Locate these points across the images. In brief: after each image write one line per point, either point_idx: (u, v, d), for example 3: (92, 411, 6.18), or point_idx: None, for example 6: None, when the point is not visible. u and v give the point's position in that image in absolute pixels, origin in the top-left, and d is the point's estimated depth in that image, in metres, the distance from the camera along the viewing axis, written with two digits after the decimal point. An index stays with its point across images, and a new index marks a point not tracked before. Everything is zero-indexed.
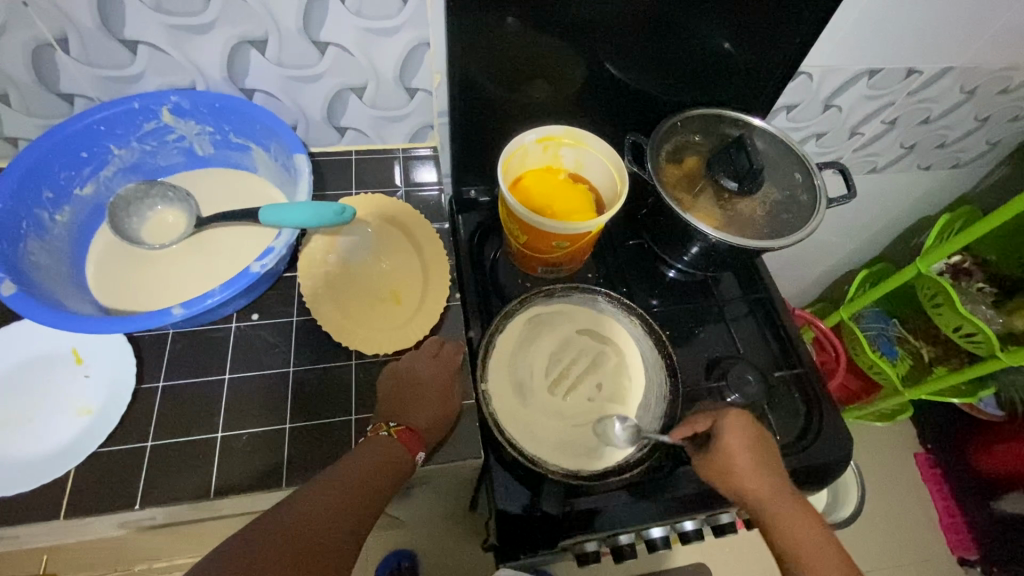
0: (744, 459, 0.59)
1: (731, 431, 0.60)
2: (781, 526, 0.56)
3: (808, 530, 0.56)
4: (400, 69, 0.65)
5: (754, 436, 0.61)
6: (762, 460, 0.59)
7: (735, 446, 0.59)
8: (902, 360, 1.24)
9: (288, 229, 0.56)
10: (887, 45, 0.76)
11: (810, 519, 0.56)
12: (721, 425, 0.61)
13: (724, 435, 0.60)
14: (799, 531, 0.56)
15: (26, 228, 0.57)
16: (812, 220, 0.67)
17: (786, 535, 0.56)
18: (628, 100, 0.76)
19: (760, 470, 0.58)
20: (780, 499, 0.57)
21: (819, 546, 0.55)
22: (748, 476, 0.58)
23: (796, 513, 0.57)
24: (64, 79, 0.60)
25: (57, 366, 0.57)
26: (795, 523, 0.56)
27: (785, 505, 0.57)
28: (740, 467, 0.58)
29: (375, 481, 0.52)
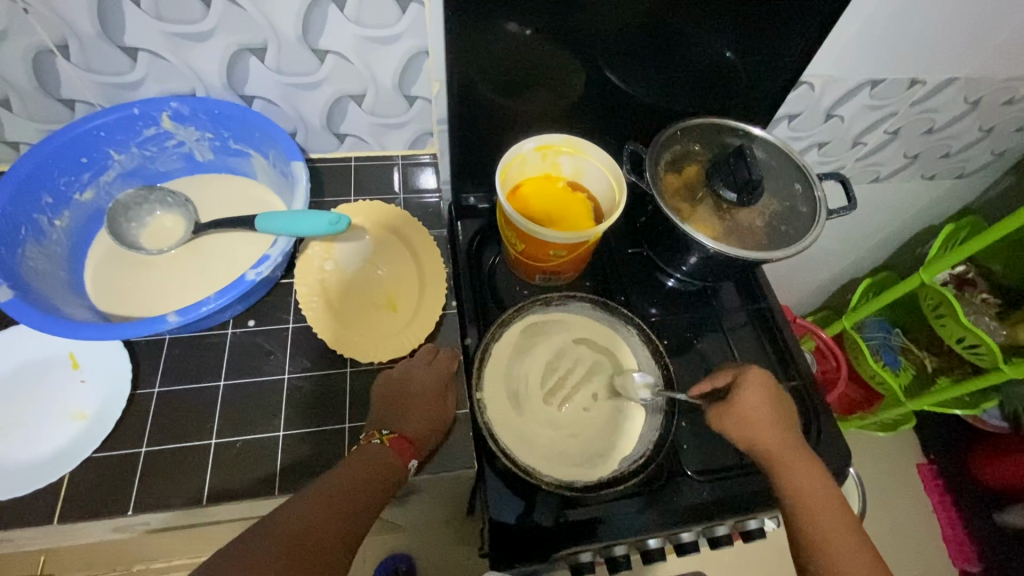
0: (762, 412, 0.62)
1: (751, 384, 0.63)
2: (792, 477, 0.59)
3: (816, 483, 0.59)
4: (399, 77, 0.65)
5: (771, 394, 0.64)
6: (779, 416, 0.62)
7: (755, 400, 0.62)
8: (904, 370, 1.23)
9: (284, 237, 0.56)
10: (889, 55, 0.75)
11: (819, 473, 0.60)
12: (741, 380, 0.64)
13: (744, 390, 0.63)
14: (809, 483, 0.59)
15: (24, 233, 0.58)
16: (812, 232, 0.67)
17: (796, 487, 0.59)
18: (628, 109, 0.76)
19: (772, 424, 0.62)
20: (792, 454, 0.60)
21: (822, 493, 0.59)
22: (765, 428, 0.61)
23: (807, 466, 0.60)
24: (64, 85, 0.60)
25: (54, 371, 0.57)
26: (803, 476, 0.59)
27: (795, 457, 0.61)
28: (757, 420, 0.62)
29: (367, 491, 0.51)
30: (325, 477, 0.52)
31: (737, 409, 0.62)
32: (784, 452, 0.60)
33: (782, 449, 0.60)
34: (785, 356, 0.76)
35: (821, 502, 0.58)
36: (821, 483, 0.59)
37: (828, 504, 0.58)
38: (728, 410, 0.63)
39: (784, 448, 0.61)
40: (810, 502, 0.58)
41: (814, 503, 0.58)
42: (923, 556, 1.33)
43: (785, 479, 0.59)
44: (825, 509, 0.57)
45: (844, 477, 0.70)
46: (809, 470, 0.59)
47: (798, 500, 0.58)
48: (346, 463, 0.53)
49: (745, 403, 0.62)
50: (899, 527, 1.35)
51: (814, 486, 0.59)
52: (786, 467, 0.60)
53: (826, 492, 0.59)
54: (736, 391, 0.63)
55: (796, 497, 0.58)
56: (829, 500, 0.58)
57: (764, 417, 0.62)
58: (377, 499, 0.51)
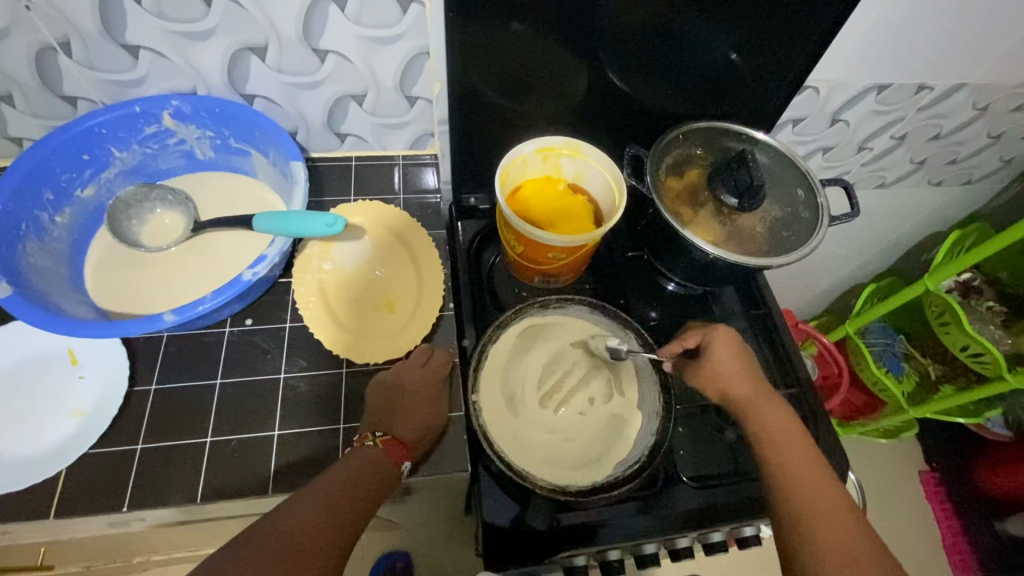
0: (733, 362, 0.64)
1: (722, 339, 0.65)
2: (760, 416, 0.61)
3: (783, 421, 0.61)
4: (400, 77, 0.65)
5: (740, 349, 0.66)
6: (750, 365, 0.65)
7: (724, 353, 0.65)
8: (907, 377, 1.22)
9: (281, 237, 0.57)
10: (896, 60, 0.75)
11: (787, 413, 0.62)
12: (711, 334, 0.66)
13: (716, 343, 0.65)
14: (776, 421, 0.60)
15: (25, 229, 0.58)
16: (813, 238, 0.66)
17: (764, 425, 0.60)
18: (630, 111, 0.75)
19: (742, 373, 0.64)
20: (763, 399, 0.62)
21: (790, 433, 0.60)
22: (735, 378, 0.63)
23: (776, 408, 0.62)
24: (67, 82, 0.61)
25: (53, 367, 0.58)
26: (772, 417, 0.61)
27: (765, 401, 0.62)
28: (726, 371, 0.63)
29: (359, 491, 0.51)
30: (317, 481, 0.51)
31: (708, 362, 0.65)
32: (754, 394, 0.62)
33: (752, 391, 0.62)
34: (785, 363, 0.76)
35: (788, 438, 0.59)
36: (788, 420, 0.61)
37: (795, 440, 0.59)
38: (702, 364, 0.65)
39: (754, 392, 0.63)
40: (777, 440, 0.59)
41: (780, 437, 0.59)
42: (923, 564, 1.32)
43: (754, 418, 0.61)
44: (791, 442, 0.59)
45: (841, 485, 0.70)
46: (778, 409, 0.61)
47: (766, 436, 0.59)
48: (339, 466, 0.53)
49: (717, 354, 0.65)
50: (899, 534, 1.34)
51: (781, 423, 0.60)
52: (756, 407, 0.62)
53: (792, 430, 0.60)
54: (709, 345, 0.66)
55: (764, 433, 0.60)
56: (795, 435, 0.59)
57: (732, 366, 0.64)
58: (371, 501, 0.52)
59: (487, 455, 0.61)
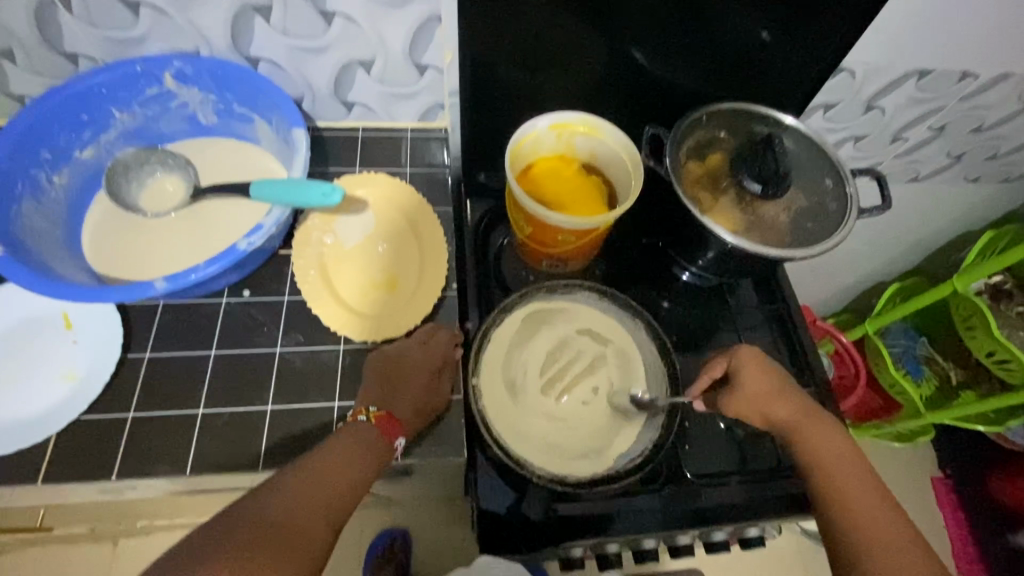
0: (768, 383, 0.61)
1: (750, 362, 0.62)
2: (807, 438, 0.58)
3: (834, 443, 0.57)
4: (410, 44, 0.62)
5: (771, 370, 0.62)
6: (788, 385, 0.61)
7: (756, 377, 0.61)
8: (927, 380, 1.17)
9: (279, 207, 0.54)
10: (940, 44, 0.70)
11: (837, 434, 0.58)
12: (741, 356, 0.63)
13: (746, 365, 0.62)
14: (824, 442, 0.57)
15: (21, 188, 0.57)
16: (839, 231, 0.63)
17: (814, 448, 0.57)
18: (651, 89, 0.71)
19: (780, 395, 0.60)
20: (809, 421, 0.59)
21: (843, 453, 0.56)
22: (773, 402, 0.60)
23: (825, 429, 0.58)
24: (67, 39, 0.59)
25: (47, 330, 0.57)
26: (823, 439, 0.57)
27: (813, 423, 0.59)
28: (763, 396, 0.60)
29: (348, 470, 0.50)
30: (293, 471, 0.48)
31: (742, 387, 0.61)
32: (800, 418, 0.59)
33: (795, 414, 0.59)
34: (800, 362, 0.73)
35: (841, 461, 0.56)
36: (839, 442, 0.57)
37: (847, 462, 0.56)
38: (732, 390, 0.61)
39: (796, 414, 0.59)
40: (828, 464, 0.56)
41: (831, 461, 0.56)
42: None
43: (802, 442, 0.58)
44: (845, 468, 0.55)
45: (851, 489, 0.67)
46: (827, 431, 0.58)
47: (817, 463, 0.56)
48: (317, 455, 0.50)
49: (751, 377, 0.61)
50: None
51: (831, 445, 0.57)
52: (802, 431, 0.58)
53: (844, 451, 0.57)
54: (739, 369, 0.62)
55: (816, 459, 0.56)
56: (848, 458, 0.56)
57: (768, 389, 0.60)
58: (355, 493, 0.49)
59: (485, 440, 0.59)
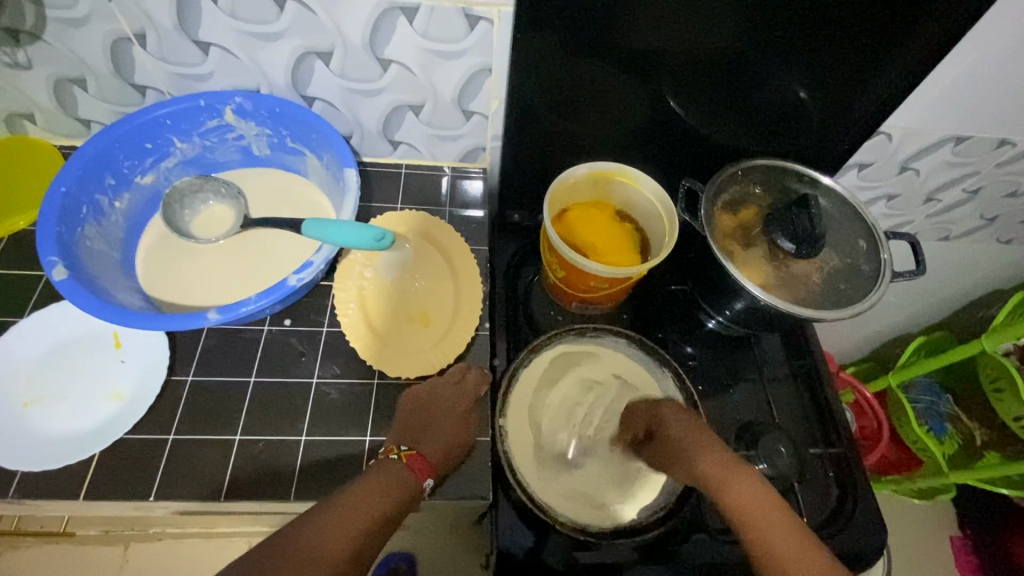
0: (696, 436, 0.57)
1: (673, 416, 0.60)
2: (731, 493, 0.52)
3: (759, 494, 0.52)
4: (459, 90, 0.64)
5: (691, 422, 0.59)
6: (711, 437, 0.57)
7: (678, 427, 0.59)
8: (949, 438, 1.15)
9: (328, 246, 0.57)
10: (979, 113, 0.70)
11: (759, 484, 0.53)
12: (660, 412, 0.61)
13: (669, 419, 0.60)
14: (750, 494, 0.52)
15: (85, 212, 0.60)
16: (872, 294, 0.63)
17: (739, 502, 0.51)
18: (689, 142, 0.73)
19: (704, 444, 0.56)
20: (732, 470, 0.54)
21: (767, 506, 0.51)
22: (697, 451, 0.56)
23: (748, 483, 0.53)
24: (139, 72, 0.62)
25: (99, 349, 0.60)
26: (746, 491, 0.52)
27: (735, 473, 0.54)
28: (688, 445, 0.57)
29: (383, 499, 0.50)
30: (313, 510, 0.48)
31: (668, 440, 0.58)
32: (719, 469, 0.54)
33: (717, 465, 0.54)
34: (826, 419, 0.73)
35: (767, 513, 0.50)
36: (762, 493, 0.52)
37: (776, 516, 0.50)
38: (662, 443, 0.59)
39: (718, 464, 0.55)
40: (753, 518, 0.50)
41: (760, 517, 0.50)
42: None
43: (727, 496, 0.52)
44: (776, 522, 0.50)
45: (875, 558, 0.66)
46: (751, 484, 0.52)
47: (745, 520, 0.50)
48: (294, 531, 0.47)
49: (676, 431, 0.58)
50: None
51: (753, 498, 0.51)
52: (725, 485, 0.53)
53: (767, 502, 0.51)
54: (660, 424, 0.60)
55: (742, 514, 0.51)
56: (775, 511, 0.51)
57: (692, 437, 0.57)
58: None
59: (509, 481, 0.60)
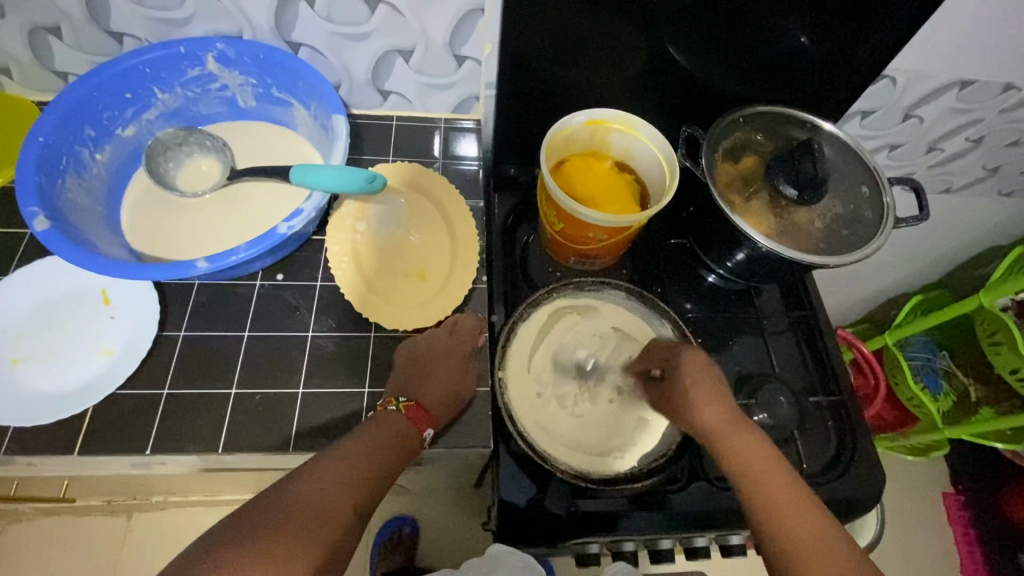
0: (705, 385, 0.56)
1: (691, 364, 0.58)
2: (730, 444, 0.53)
3: (758, 449, 0.52)
4: (451, 34, 0.62)
5: (710, 370, 0.58)
6: (723, 389, 0.57)
7: (692, 374, 0.57)
8: (945, 395, 1.16)
9: (318, 193, 0.55)
10: (986, 55, 0.69)
11: (758, 438, 0.54)
12: (678, 355, 0.59)
13: (683, 361, 0.59)
14: (751, 447, 0.52)
15: (65, 164, 0.58)
16: (874, 240, 0.62)
17: (739, 453, 0.52)
18: (689, 89, 0.71)
19: (714, 397, 0.56)
20: (734, 425, 0.54)
21: (766, 460, 0.52)
22: (704, 402, 0.55)
23: (746, 436, 0.54)
24: (114, 17, 0.59)
25: (86, 305, 0.58)
26: (746, 445, 0.53)
27: (738, 427, 0.54)
28: (697, 395, 0.56)
29: (380, 457, 0.50)
30: (302, 475, 0.46)
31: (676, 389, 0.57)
32: (722, 423, 0.54)
33: (720, 418, 0.54)
34: (825, 369, 0.73)
35: (765, 466, 0.51)
36: (759, 444, 0.53)
37: (773, 467, 0.51)
38: (670, 387, 0.58)
39: (721, 418, 0.55)
40: (754, 469, 0.51)
41: (758, 467, 0.51)
42: None
43: (727, 447, 0.53)
44: (773, 476, 0.50)
45: (874, 505, 0.66)
46: (752, 438, 0.53)
47: (742, 467, 0.51)
48: (286, 485, 0.45)
49: (688, 377, 0.57)
50: (923, 561, 1.27)
51: (755, 452, 0.52)
52: (724, 438, 0.54)
53: (766, 455, 0.52)
54: (673, 367, 0.59)
55: (740, 463, 0.51)
56: (773, 464, 0.51)
57: (704, 387, 0.56)
58: (350, 529, 0.45)
59: (509, 432, 0.60)
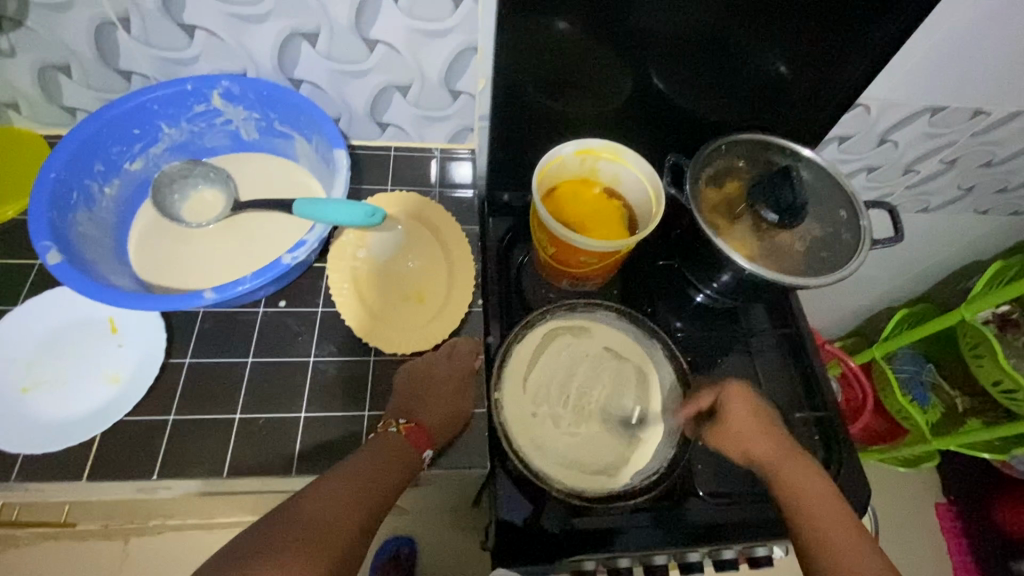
0: (753, 420, 0.61)
1: (737, 399, 0.62)
2: (787, 479, 0.57)
3: (815, 486, 0.56)
4: (446, 70, 0.65)
5: (756, 406, 0.62)
6: (773, 425, 0.62)
7: (740, 411, 0.61)
8: (933, 407, 1.18)
9: (321, 225, 0.58)
10: (954, 84, 0.72)
11: (815, 475, 0.57)
12: (725, 392, 0.63)
13: (731, 398, 0.62)
14: (808, 483, 0.57)
15: (76, 198, 0.60)
16: (853, 261, 0.65)
17: (797, 488, 0.56)
18: (674, 118, 0.74)
19: (763, 432, 0.60)
20: (790, 461, 0.58)
21: (824, 495, 0.56)
22: (756, 438, 0.60)
23: (806, 470, 0.58)
24: (124, 58, 0.62)
25: (94, 334, 0.60)
26: (803, 480, 0.57)
27: (794, 463, 0.58)
28: (747, 431, 0.60)
29: (383, 478, 0.52)
30: (310, 493, 0.48)
31: (726, 425, 0.61)
32: (777, 457, 0.59)
33: (775, 453, 0.59)
34: (811, 384, 0.75)
35: (824, 503, 0.55)
36: (821, 482, 0.57)
37: (829, 504, 0.55)
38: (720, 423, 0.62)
39: (776, 454, 0.59)
40: (811, 503, 0.55)
41: (815, 502, 0.55)
42: None
43: (785, 482, 0.57)
44: (832, 511, 0.54)
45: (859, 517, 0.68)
46: (808, 473, 0.57)
47: (799, 501, 0.55)
48: (297, 501, 0.47)
49: (735, 411, 0.61)
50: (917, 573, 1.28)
51: (812, 488, 0.56)
52: (783, 470, 0.58)
53: (824, 492, 0.56)
54: (723, 403, 0.62)
55: (797, 498, 0.56)
56: (829, 500, 0.55)
57: (751, 424, 0.61)
58: (357, 544, 0.47)
59: (505, 451, 0.62)
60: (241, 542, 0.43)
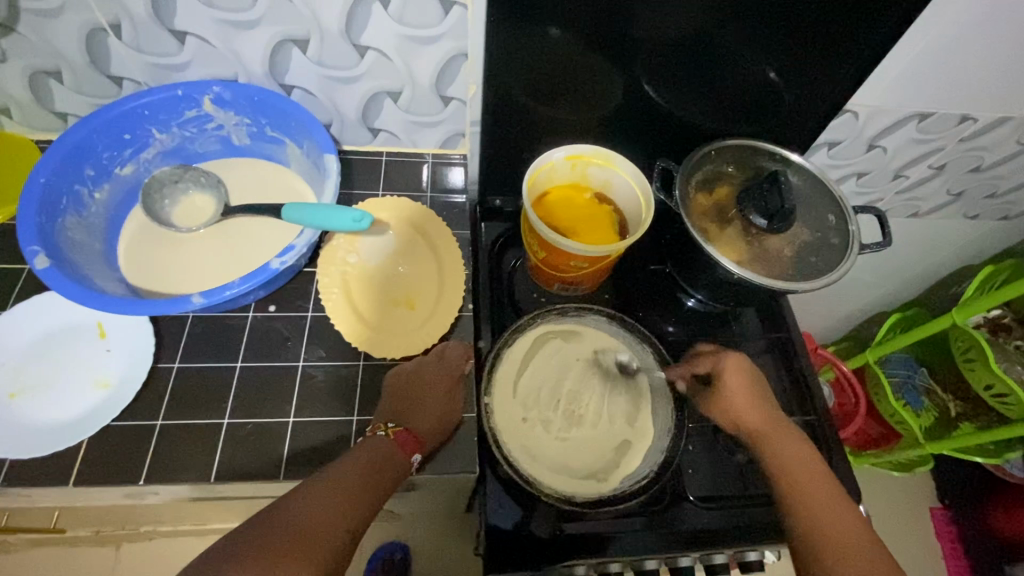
0: (746, 392, 0.67)
1: (733, 370, 0.68)
2: (776, 449, 0.63)
3: (798, 454, 0.63)
4: (436, 76, 0.65)
5: (750, 378, 0.68)
6: (764, 396, 0.68)
7: (735, 382, 0.67)
8: (926, 411, 1.18)
9: (310, 230, 0.58)
10: (941, 91, 0.73)
11: (797, 443, 0.64)
12: (723, 363, 0.69)
13: (728, 370, 0.68)
14: (791, 451, 0.63)
15: (65, 203, 0.60)
16: (841, 266, 0.65)
17: (781, 455, 0.63)
18: (663, 124, 0.75)
19: (754, 402, 0.66)
20: (778, 431, 0.65)
21: (805, 463, 0.62)
22: (747, 408, 0.66)
23: (790, 437, 0.65)
24: (115, 63, 0.62)
25: (82, 339, 0.60)
26: (788, 448, 0.63)
27: (779, 433, 0.65)
28: (741, 402, 0.66)
29: (372, 482, 0.52)
30: (299, 497, 0.48)
31: (721, 395, 0.67)
32: (766, 426, 0.65)
33: (764, 423, 0.65)
34: (802, 388, 0.75)
35: (804, 468, 0.62)
36: (804, 450, 0.63)
37: (809, 470, 0.62)
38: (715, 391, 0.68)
39: (765, 423, 0.65)
40: (794, 469, 0.62)
41: (797, 467, 0.62)
42: None
43: (770, 449, 0.64)
44: (811, 477, 0.61)
45: None
46: (792, 441, 0.64)
47: (781, 466, 0.62)
48: (286, 504, 0.47)
49: (732, 383, 0.67)
50: None
51: (796, 456, 0.63)
52: (770, 438, 0.64)
53: (806, 458, 0.63)
54: (720, 373, 0.68)
55: (780, 463, 0.62)
56: (809, 467, 0.62)
57: (744, 396, 0.67)
58: (343, 549, 0.47)
59: (495, 457, 0.62)
60: (229, 543, 0.43)
